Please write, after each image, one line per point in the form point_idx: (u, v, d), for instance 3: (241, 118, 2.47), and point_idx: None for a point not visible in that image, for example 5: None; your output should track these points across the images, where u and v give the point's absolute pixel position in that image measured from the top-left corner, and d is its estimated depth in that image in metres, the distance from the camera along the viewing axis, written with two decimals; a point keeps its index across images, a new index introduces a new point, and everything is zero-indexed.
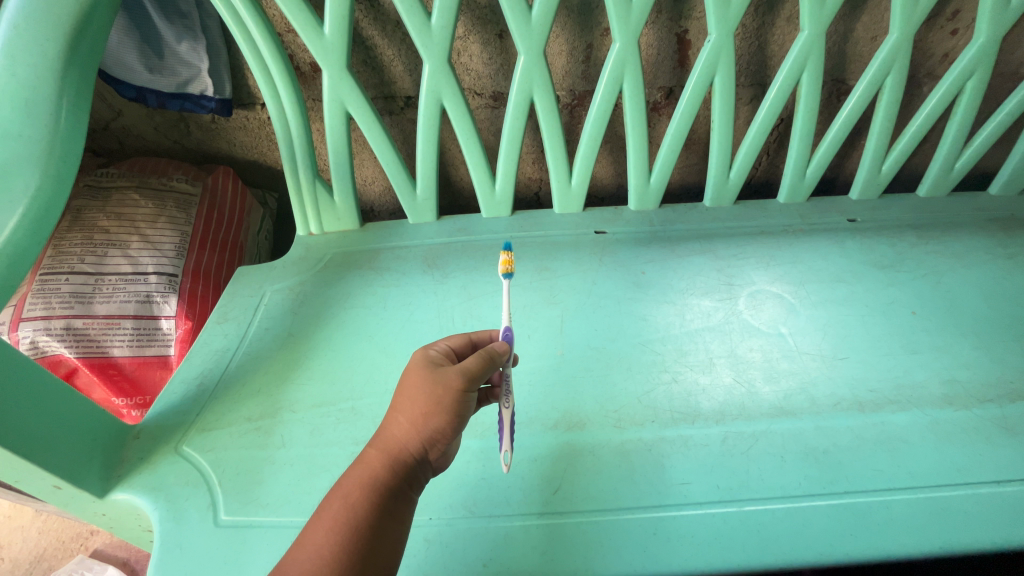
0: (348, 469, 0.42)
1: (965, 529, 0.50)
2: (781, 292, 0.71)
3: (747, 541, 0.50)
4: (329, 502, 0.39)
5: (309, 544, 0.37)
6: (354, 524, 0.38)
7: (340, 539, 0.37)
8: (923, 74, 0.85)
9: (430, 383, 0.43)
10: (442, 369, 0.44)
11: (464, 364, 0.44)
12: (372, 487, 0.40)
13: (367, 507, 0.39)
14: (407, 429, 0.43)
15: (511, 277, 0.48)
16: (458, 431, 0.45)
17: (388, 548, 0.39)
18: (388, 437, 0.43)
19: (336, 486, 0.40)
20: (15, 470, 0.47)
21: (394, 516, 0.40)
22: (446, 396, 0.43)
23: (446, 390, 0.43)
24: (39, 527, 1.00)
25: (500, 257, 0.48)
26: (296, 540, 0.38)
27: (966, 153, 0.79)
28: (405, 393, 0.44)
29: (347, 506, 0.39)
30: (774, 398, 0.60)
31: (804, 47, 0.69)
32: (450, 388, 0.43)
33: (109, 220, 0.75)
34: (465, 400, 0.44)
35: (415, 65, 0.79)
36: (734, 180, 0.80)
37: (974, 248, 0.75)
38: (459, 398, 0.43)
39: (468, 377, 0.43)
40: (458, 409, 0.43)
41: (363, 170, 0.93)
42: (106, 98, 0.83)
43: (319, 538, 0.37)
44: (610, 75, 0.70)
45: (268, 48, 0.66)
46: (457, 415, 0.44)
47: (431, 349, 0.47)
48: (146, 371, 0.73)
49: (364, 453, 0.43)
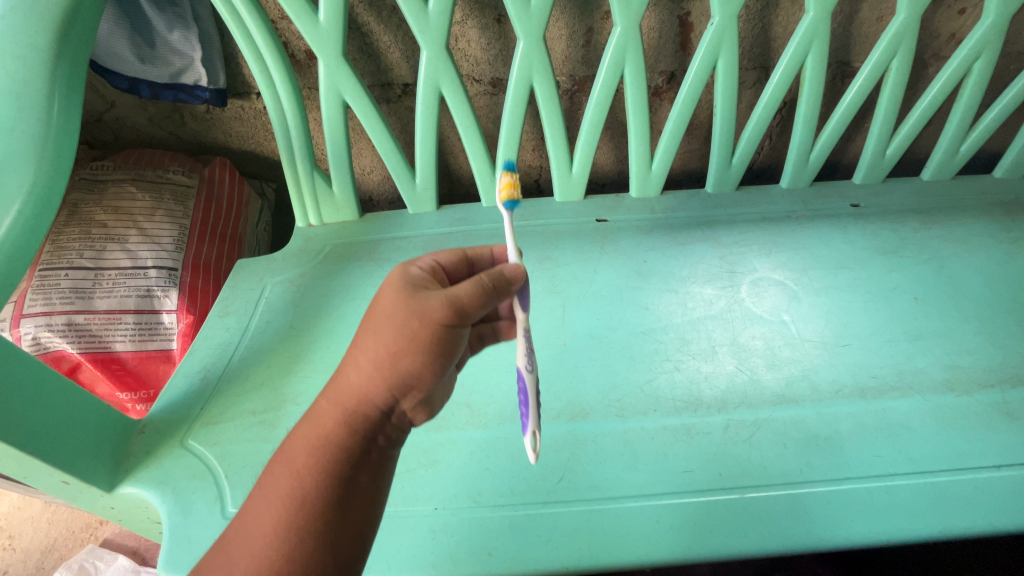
0: (317, 416, 0.41)
1: (963, 513, 0.51)
2: (783, 279, 0.70)
3: (748, 527, 0.50)
4: (295, 454, 0.39)
5: (255, 518, 0.38)
6: (302, 500, 0.37)
7: (283, 518, 0.37)
8: (930, 55, 0.83)
9: (399, 316, 0.40)
10: (414, 299, 0.41)
11: (434, 298, 0.40)
12: (321, 457, 0.39)
13: (318, 479, 0.38)
14: (367, 375, 0.40)
15: (515, 205, 0.42)
16: (436, 374, 0.42)
17: (347, 517, 0.38)
18: (345, 386, 0.41)
19: (302, 434, 0.40)
20: (23, 467, 0.47)
21: (354, 481, 0.39)
22: (417, 337, 0.40)
23: (418, 327, 0.40)
24: (48, 518, 1.01)
25: (501, 183, 0.42)
26: (247, 505, 0.39)
27: (971, 136, 0.78)
28: (373, 323, 0.41)
29: (295, 481, 0.38)
30: (777, 386, 0.60)
31: (809, 29, 0.68)
32: (420, 328, 0.39)
33: (107, 214, 0.75)
34: (446, 333, 0.40)
35: (412, 51, 0.78)
36: (737, 166, 0.79)
37: (978, 232, 0.75)
38: (432, 337, 0.40)
39: (446, 312, 0.40)
40: (433, 348, 0.40)
41: (361, 159, 0.92)
42: (99, 90, 0.81)
43: (264, 513, 0.37)
44: (610, 61, 0.69)
45: (263, 36, 0.65)
46: (428, 358, 0.40)
47: (413, 274, 0.44)
48: (149, 365, 0.73)
49: (333, 395, 0.41)
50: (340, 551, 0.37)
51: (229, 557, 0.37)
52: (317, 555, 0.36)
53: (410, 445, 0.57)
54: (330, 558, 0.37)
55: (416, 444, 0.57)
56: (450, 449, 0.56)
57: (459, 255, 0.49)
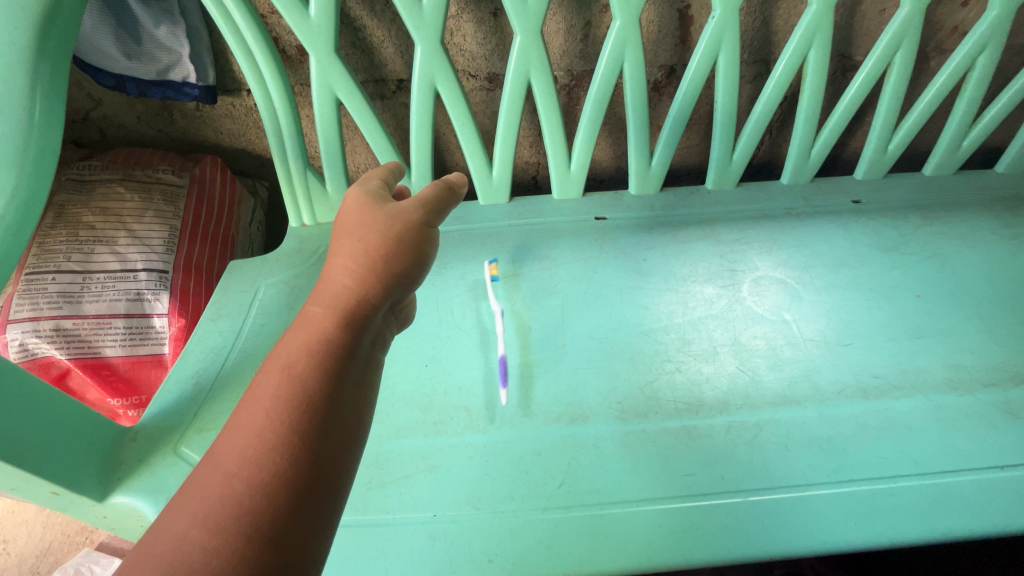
0: (304, 318, 0.38)
1: (967, 514, 0.50)
2: (784, 277, 0.70)
3: (751, 531, 0.50)
4: (286, 351, 0.36)
5: (246, 422, 0.33)
6: (303, 398, 0.34)
7: (283, 419, 0.33)
8: (932, 48, 0.82)
9: (378, 215, 0.43)
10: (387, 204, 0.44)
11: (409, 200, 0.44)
12: (319, 350, 0.36)
13: (316, 380, 0.35)
14: (358, 274, 0.40)
15: None
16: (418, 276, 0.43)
17: (347, 421, 0.34)
18: (333, 288, 0.40)
19: (290, 336, 0.37)
20: (12, 480, 0.46)
21: (351, 382, 0.36)
22: (400, 231, 0.42)
23: (401, 222, 0.42)
24: (43, 522, 1.00)
25: None
26: (233, 416, 0.34)
27: (974, 131, 0.77)
28: (350, 229, 0.43)
29: (291, 380, 0.34)
30: (779, 386, 0.60)
31: (812, 22, 0.67)
32: (403, 222, 0.42)
33: (95, 216, 0.73)
34: (423, 232, 0.43)
35: (406, 46, 0.76)
36: (737, 162, 0.78)
37: (980, 228, 0.74)
38: (417, 234, 0.43)
39: (422, 209, 0.44)
40: (418, 247, 0.42)
41: (355, 157, 0.91)
42: (85, 87, 0.79)
43: (256, 414, 0.33)
44: (609, 55, 0.68)
45: (251, 31, 0.63)
46: (414, 250, 0.42)
47: (368, 188, 0.46)
48: (141, 370, 0.72)
49: (317, 299, 0.39)
50: (342, 447, 0.34)
51: (220, 468, 0.32)
52: (322, 453, 0.32)
53: (408, 450, 0.56)
54: (335, 458, 0.33)
55: (414, 449, 0.56)
56: (448, 454, 0.55)
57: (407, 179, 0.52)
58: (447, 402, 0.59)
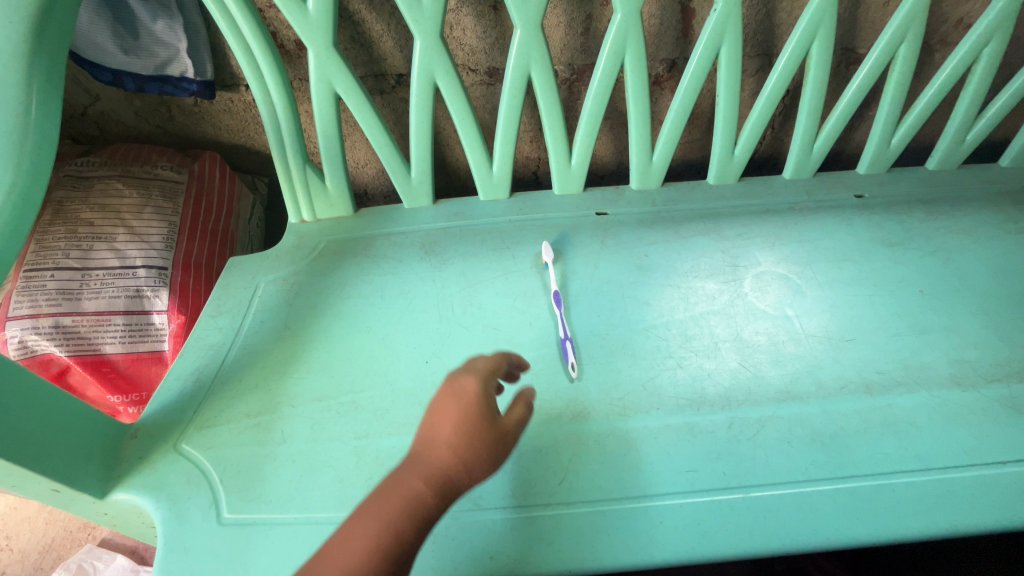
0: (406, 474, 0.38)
1: (969, 510, 0.50)
2: (786, 272, 0.69)
3: (753, 527, 0.50)
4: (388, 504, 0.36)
5: (339, 554, 0.33)
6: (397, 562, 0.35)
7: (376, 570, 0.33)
8: (936, 40, 0.81)
9: (477, 399, 0.43)
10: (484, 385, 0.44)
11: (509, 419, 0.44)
12: (412, 510, 0.37)
13: (409, 540, 0.36)
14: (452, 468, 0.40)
15: None
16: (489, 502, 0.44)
17: None
18: (430, 465, 0.40)
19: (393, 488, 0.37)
20: (11, 477, 0.46)
21: None
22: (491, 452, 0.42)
23: (496, 452, 0.42)
24: (45, 519, 1.00)
25: None
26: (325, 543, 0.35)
27: (978, 124, 0.77)
28: (450, 404, 0.43)
29: (395, 539, 0.35)
30: (781, 382, 0.59)
31: (815, 16, 0.66)
32: (503, 438, 0.43)
33: (93, 212, 0.73)
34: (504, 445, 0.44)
35: (405, 40, 0.75)
36: (739, 157, 0.78)
37: (984, 223, 0.74)
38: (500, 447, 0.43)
39: (511, 441, 0.44)
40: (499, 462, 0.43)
41: (355, 152, 0.90)
42: (82, 83, 0.79)
43: (354, 549, 0.34)
44: (611, 48, 0.67)
45: (249, 25, 0.62)
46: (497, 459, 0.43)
47: (483, 371, 0.45)
48: (140, 367, 0.72)
49: (420, 468, 0.39)
50: None
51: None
52: None
53: (409, 446, 0.56)
54: None
55: None
56: None
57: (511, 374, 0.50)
58: None
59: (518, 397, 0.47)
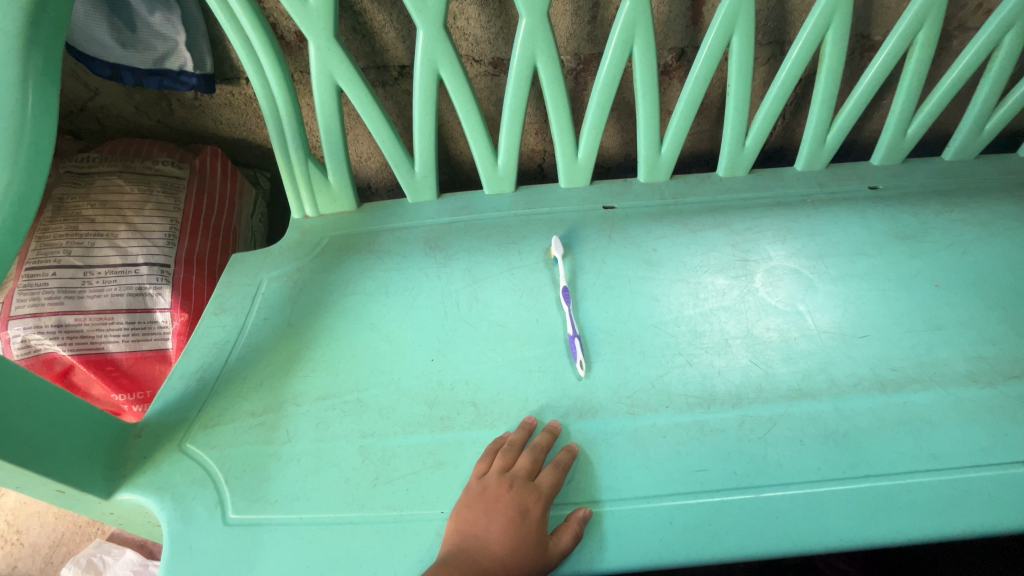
0: None
1: (987, 511, 0.49)
2: (798, 267, 0.68)
3: (765, 527, 0.49)
4: None
5: None
6: None
7: None
8: (955, 26, 0.79)
9: (524, 514, 0.49)
10: (530, 489, 0.50)
11: (543, 480, 0.51)
12: None
13: None
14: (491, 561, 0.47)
15: None
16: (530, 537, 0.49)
17: None
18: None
19: None
20: (14, 478, 0.46)
21: None
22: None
23: (538, 566, 0.47)
24: (55, 513, 1.01)
25: None
26: None
27: (997, 114, 0.75)
28: (498, 507, 0.49)
29: None
30: (793, 379, 0.58)
31: (830, 2, 0.64)
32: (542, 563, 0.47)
33: (94, 209, 0.72)
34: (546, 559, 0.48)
35: (408, 31, 0.74)
36: (750, 148, 0.76)
37: (1002, 215, 0.72)
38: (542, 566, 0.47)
39: (555, 566, 0.48)
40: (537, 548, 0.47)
41: (357, 146, 0.89)
42: (81, 76, 0.78)
43: None
44: (619, 36, 0.65)
45: (247, 16, 0.61)
46: (541, 554, 0.47)
47: (522, 509, 0.49)
48: (144, 366, 0.71)
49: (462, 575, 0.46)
50: None
51: None
52: None
53: (416, 445, 0.55)
54: None
55: (421, 446, 0.55)
56: (456, 450, 0.54)
57: (542, 443, 0.53)
58: (454, 397, 0.58)
59: (570, 519, 0.49)
